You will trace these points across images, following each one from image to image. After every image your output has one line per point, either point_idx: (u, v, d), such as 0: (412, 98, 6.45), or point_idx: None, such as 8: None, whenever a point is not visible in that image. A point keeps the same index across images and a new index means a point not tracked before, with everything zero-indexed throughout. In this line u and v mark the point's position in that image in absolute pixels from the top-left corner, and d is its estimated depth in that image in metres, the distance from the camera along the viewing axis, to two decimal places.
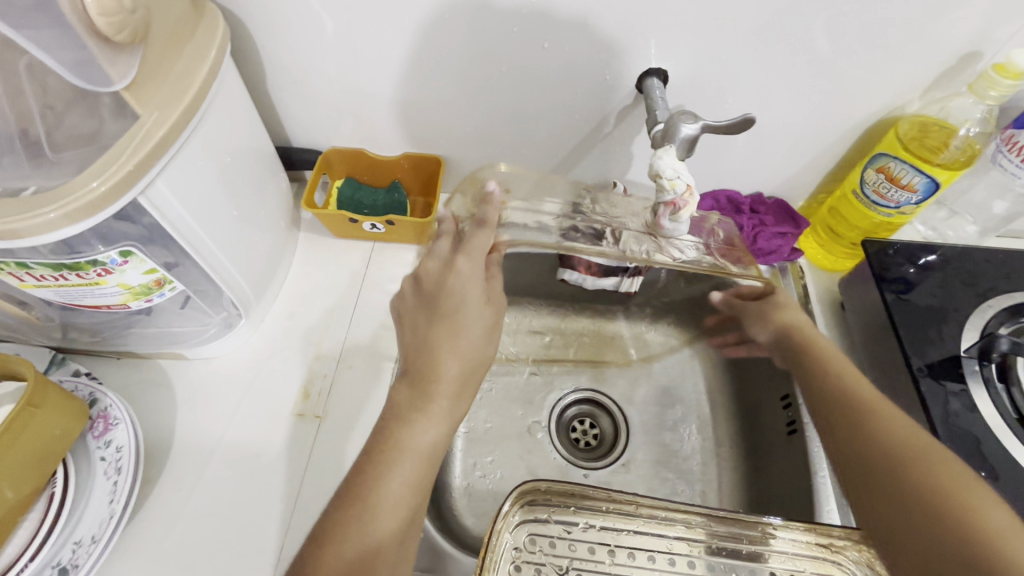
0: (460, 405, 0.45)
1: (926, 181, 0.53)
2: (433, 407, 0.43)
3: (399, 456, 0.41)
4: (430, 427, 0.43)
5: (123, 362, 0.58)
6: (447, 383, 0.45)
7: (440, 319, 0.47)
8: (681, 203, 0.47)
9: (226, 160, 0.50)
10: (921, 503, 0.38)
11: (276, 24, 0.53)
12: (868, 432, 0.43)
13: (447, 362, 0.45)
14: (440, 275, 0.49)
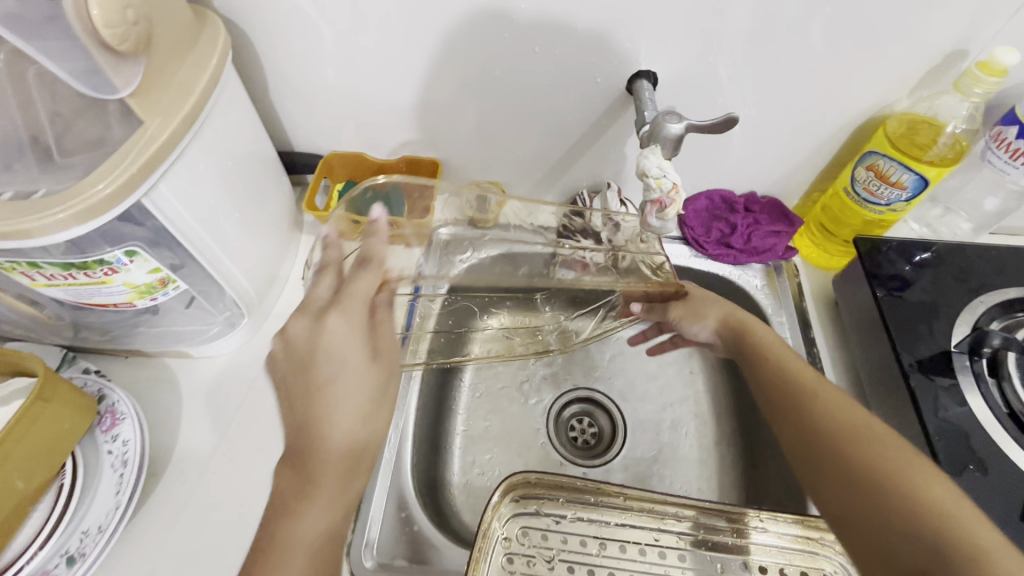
0: (348, 489, 0.39)
1: (915, 178, 0.54)
2: (316, 497, 0.38)
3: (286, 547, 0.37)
4: (314, 520, 0.38)
5: (130, 361, 0.60)
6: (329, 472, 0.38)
7: (310, 400, 0.39)
8: (666, 201, 0.50)
9: (227, 164, 0.52)
10: (868, 488, 0.39)
11: (277, 33, 0.55)
12: (810, 419, 0.44)
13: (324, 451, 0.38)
14: (308, 337, 0.40)
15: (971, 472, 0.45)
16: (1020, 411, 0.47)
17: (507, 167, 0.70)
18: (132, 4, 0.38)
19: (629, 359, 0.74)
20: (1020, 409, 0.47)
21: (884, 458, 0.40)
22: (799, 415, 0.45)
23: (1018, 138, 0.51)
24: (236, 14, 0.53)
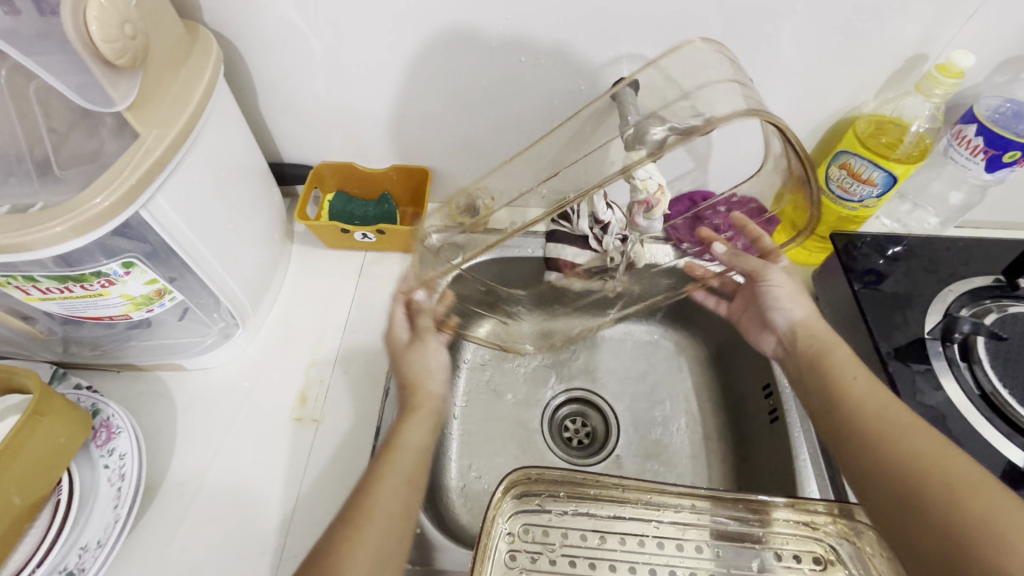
0: (398, 513, 0.46)
1: (885, 175, 0.56)
2: (365, 531, 0.43)
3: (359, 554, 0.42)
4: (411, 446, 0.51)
5: (123, 375, 0.59)
6: (385, 501, 0.46)
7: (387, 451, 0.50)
8: (653, 201, 0.53)
9: (220, 175, 0.52)
10: (950, 543, 0.36)
11: (269, 46, 0.56)
12: (891, 465, 0.41)
13: (381, 488, 0.46)
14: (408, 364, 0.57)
15: None
16: (991, 393, 0.50)
17: None
18: (130, 20, 0.38)
19: (619, 359, 0.76)
20: (991, 391, 0.50)
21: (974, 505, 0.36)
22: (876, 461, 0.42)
23: (976, 136, 0.54)
24: (228, 28, 0.54)
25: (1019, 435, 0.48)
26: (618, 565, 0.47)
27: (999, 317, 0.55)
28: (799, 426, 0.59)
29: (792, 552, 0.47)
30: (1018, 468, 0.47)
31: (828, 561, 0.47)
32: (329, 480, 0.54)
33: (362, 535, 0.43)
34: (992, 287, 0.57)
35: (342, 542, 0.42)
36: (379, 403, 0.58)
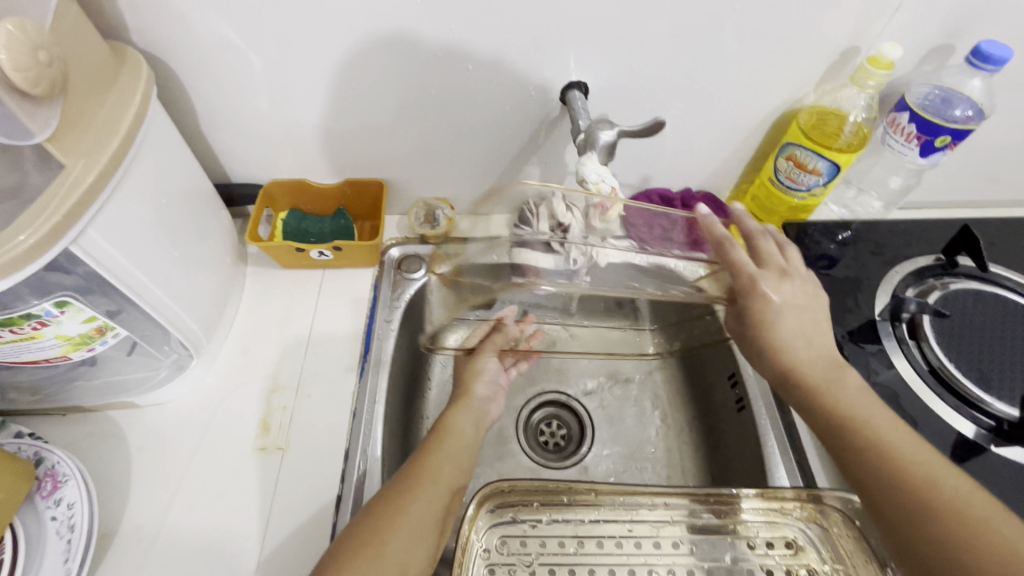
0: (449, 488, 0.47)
1: (829, 165, 0.58)
2: (418, 491, 0.45)
3: (410, 511, 0.43)
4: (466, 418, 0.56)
5: (69, 418, 0.56)
6: (440, 470, 0.47)
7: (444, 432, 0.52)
8: (607, 204, 0.57)
9: (160, 202, 0.50)
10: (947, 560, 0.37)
11: (205, 64, 0.54)
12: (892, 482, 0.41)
13: (438, 459, 0.49)
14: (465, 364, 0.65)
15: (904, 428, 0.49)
16: (938, 368, 0.52)
17: (453, 182, 0.70)
18: (43, 45, 0.36)
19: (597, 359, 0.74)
20: (938, 365, 0.52)
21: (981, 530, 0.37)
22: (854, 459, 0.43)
23: (909, 123, 0.56)
24: (159, 47, 0.52)
25: (966, 406, 0.50)
26: (598, 569, 0.47)
27: (942, 294, 0.57)
28: (765, 414, 0.60)
29: (766, 539, 0.48)
30: (968, 438, 0.48)
31: (800, 546, 0.48)
32: (298, 510, 0.52)
33: (416, 494, 0.44)
34: (933, 266, 0.60)
35: (398, 495, 0.44)
36: (346, 425, 0.57)
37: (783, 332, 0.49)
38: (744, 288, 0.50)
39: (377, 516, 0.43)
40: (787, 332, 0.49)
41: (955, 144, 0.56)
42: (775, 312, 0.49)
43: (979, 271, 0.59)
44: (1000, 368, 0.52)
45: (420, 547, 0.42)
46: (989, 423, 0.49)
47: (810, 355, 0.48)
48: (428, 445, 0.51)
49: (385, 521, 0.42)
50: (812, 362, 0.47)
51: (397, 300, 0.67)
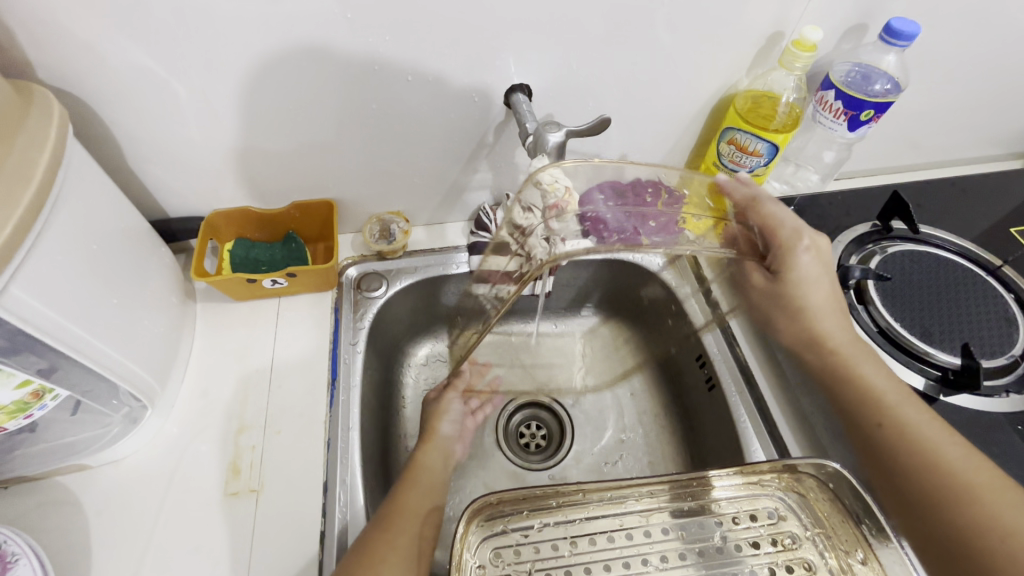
0: (424, 525, 0.48)
1: (768, 145, 0.60)
2: (390, 533, 0.46)
3: (391, 555, 0.44)
4: (435, 455, 0.58)
5: (13, 490, 0.51)
6: (412, 508, 0.49)
7: (412, 473, 0.54)
8: (564, 203, 0.51)
9: (91, 248, 0.46)
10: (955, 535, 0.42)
11: (126, 95, 0.51)
12: (905, 455, 0.46)
13: (408, 498, 0.50)
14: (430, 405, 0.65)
15: None
16: (885, 328, 0.55)
17: (405, 195, 0.69)
18: None
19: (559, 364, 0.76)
20: (886, 326, 0.55)
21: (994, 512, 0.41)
22: (885, 449, 0.47)
23: (836, 100, 0.59)
24: (72, 81, 0.49)
25: (914, 360, 0.53)
26: (593, 567, 0.47)
27: (882, 258, 0.61)
28: (734, 390, 0.62)
29: (746, 512, 0.50)
30: (920, 391, 0.51)
31: (781, 514, 0.50)
32: (280, 554, 0.49)
33: (391, 538, 0.45)
34: (871, 232, 0.63)
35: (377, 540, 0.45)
36: (320, 457, 0.55)
37: (812, 299, 0.54)
38: (788, 245, 0.54)
39: (356, 567, 0.43)
40: (813, 293, 0.54)
41: (878, 116, 0.59)
42: (802, 276, 0.54)
43: (911, 233, 0.63)
44: (939, 322, 0.55)
45: None
46: (936, 374, 0.52)
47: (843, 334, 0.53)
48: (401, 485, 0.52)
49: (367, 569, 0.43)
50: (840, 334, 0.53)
51: (359, 322, 0.65)
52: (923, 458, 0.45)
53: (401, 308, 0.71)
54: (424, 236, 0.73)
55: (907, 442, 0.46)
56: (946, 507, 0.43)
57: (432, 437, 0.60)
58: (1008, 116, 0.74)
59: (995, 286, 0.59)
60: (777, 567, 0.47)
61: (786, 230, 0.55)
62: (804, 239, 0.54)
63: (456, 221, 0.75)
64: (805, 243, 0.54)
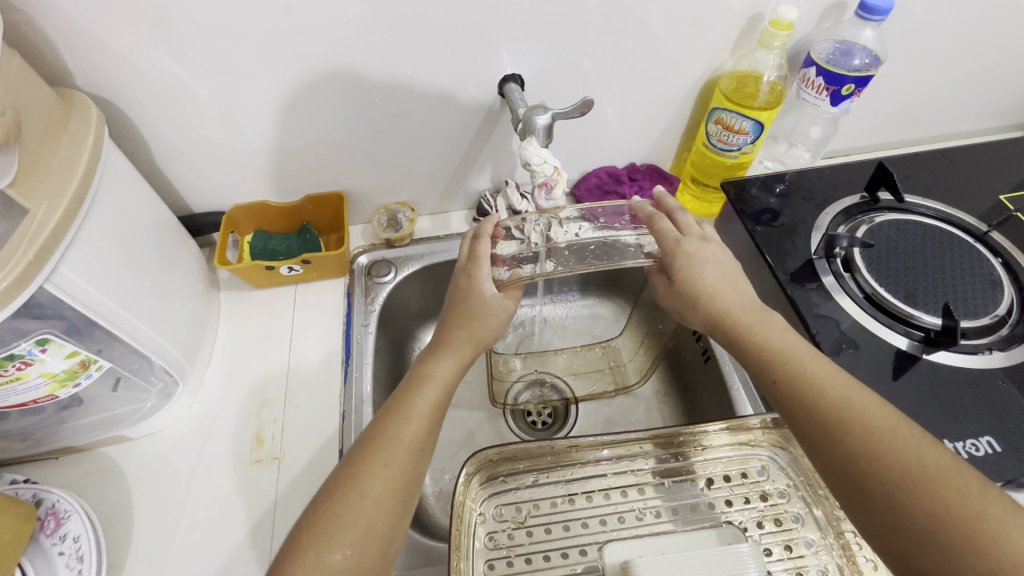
0: (418, 457, 0.45)
1: (754, 123, 0.63)
2: (373, 466, 0.43)
3: (365, 495, 0.41)
4: (445, 367, 0.50)
5: (63, 460, 0.57)
6: (405, 439, 0.44)
7: (414, 389, 0.48)
8: (552, 182, 0.57)
9: (126, 236, 0.51)
10: (854, 472, 0.39)
11: (153, 99, 0.56)
12: (797, 395, 0.43)
13: (403, 425, 0.45)
14: (468, 291, 0.53)
15: (847, 350, 0.54)
16: (872, 294, 0.57)
17: (410, 186, 0.73)
18: None
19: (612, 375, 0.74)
20: (872, 292, 0.57)
21: (897, 448, 0.38)
22: (781, 395, 0.44)
23: (817, 77, 0.61)
24: (104, 88, 0.54)
25: (899, 323, 0.55)
26: (590, 521, 0.49)
27: (869, 227, 0.63)
28: (727, 359, 0.64)
29: (738, 471, 0.52)
30: (903, 351, 0.54)
31: (770, 471, 0.52)
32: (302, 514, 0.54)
33: (369, 475, 0.42)
34: (859, 204, 0.65)
35: (357, 471, 0.43)
36: (336, 427, 0.59)
37: (705, 278, 0.50)
38: (670, 248, 0.51)
39: (340, 490, 0.42)
40: (710, 275, 0.50)
41: (859, 90, 0.61)
42: (688, 260, 0.51)
43: (897, 203, 0.65)
44: (923, 286, 0.57)
45: (379, 519, 0.41)
46: (920, 334, 0.54)
47: (736, 297, 0.49)
48: (395, 406, 0.47)
49: (338, 509, 0.41)
50: (726, 291, 0.50)
51: (371, 305, 0.70)
52: (818, 406, 0.41)
53: (409, 294, 0.75)
54: (430, 225, 0.77)
55: (800, 378, 0.43)
56: (838, 439, 0.40)
57: (456, 342, 0.52)
58: (1002, 86, 0.75)
59: (981, 251, 0.61)
60: (766, 520, 0.49)
61: (673, 237, 0.52)
62: (686, 241, 0.52)
63: (459, 209, 0.78)
64: (686, 242, 0.52)
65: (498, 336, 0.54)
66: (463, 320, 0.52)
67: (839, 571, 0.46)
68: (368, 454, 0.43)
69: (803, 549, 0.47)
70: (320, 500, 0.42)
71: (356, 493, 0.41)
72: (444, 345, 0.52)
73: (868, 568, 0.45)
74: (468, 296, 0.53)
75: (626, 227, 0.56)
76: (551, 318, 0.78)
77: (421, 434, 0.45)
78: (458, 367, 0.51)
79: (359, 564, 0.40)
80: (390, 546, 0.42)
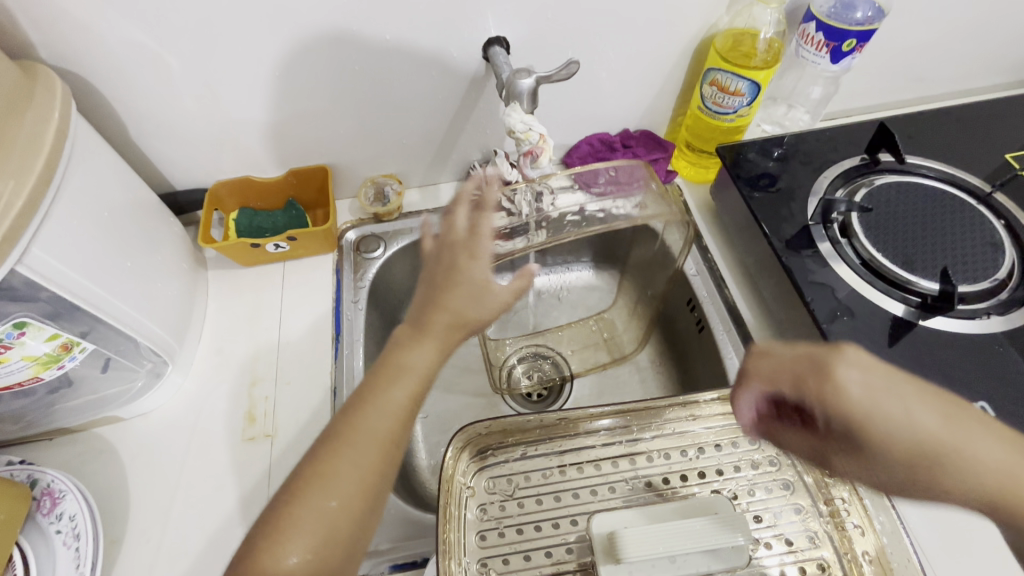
0: (392, 449, 0.40)
1: (750, 84, 0.60)
2: (337, 460, 0.38)
3: (327, 492, 0.38)
4: (425, 354, 0.42)
5: (57, 442, 0.57)
6: (375, 431, 0.40)
7: (382, 379, 0.41)
8: (537, 150, 0.55)
9: (102, 215, 0.50)
10: None
11: (123, 72, 0.54)
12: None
13: (373, 416, 0.40)
14: (450, 261, 0.45)
15: (842, 318, 0.53)
16: (869, 260, 0.55)
17: (396, 158, 0.71)
18: None
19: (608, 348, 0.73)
20: (869, 258, 0.56)
21: None
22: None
23: (817, 32, 0.58)
24: (70, 59, 0.52)
25: (896, 289, 0.54)
26: (581, 492, 0.50)
27: (868, 191, 0.61)
28: (721, 329, 0.63)
29: (728, 440, 0.52)
30: (899, 318, 0.52)
31: (760, 440, 0.51)
32: None
33: (333, 470, 0.38)
34: (859, 166, 0.63)
35: (319, 465, 0.38)
36: (327, 402, 0.59)
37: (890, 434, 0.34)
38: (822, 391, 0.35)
39: (301, 483, 0.38)
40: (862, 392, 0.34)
41: (861, 46, 0.58)
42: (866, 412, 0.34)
43: (898, 164, 0.63)
44: (921, 251, 0.56)
45: (342, 519, 0.37)
46: (917, 300, 0.53)
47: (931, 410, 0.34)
48: (361, 396, 0.41)
49: (294, 511, 0.37)
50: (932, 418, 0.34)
51: (360, 281, 0.69)
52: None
53: (399, 268, 0.74)
54: (419, 197, 0.76)
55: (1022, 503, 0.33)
56: None
57: (433, 325, 0.43)
58: (1011, 39, 0.72)
59: (983, 212, 0.59)
60: (756, 488, 0.49)
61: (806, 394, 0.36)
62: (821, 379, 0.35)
63: (449, 181, 0.77)
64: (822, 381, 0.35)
65: (488, 319, 0.44)
66: (446, 296, 0.43)
67: (828, 537, 0.46)
68: (327, 451, 0.39)
69: (793, 515, 0.47)
70: (273, 503, 0.38)
71: (313, 496, 0.37)
72: (421, 328, 0.43)
73: (857, 534, 0.45)
74: (458, 256, 0.45)
75: (617, 194, 0.61)
76: (546, 291, 0.77)
77: (390, 432, 0.40)
78: (435, 355, 0.43)
79: (317, 566, 0.36)
80: (354, 545, 0.39)
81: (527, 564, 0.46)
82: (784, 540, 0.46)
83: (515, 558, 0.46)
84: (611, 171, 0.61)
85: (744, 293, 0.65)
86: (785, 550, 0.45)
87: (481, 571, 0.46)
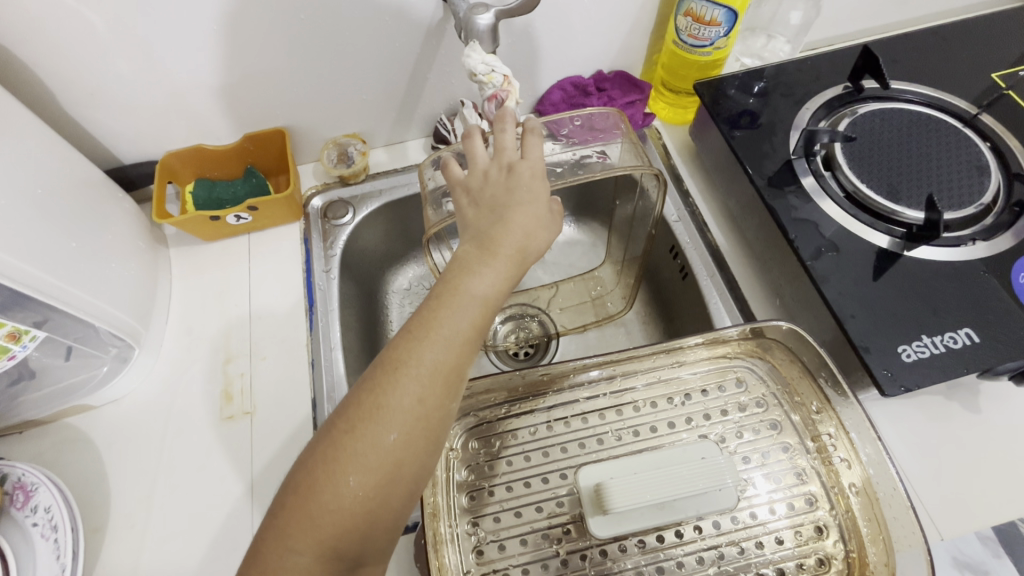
0: (453, 378, 0.38)
1: (725, 12, 0.56)
2: (396, 387, 0.36)
3: (384, 419, 0.36)
4: (486, 280, 0.39)
5: (27, 434, 0.55)
6: (436, 359, 0.37)
7: (444, 303, 0.38)
8: (502, 94, 0.51)
9: (37, 193, 0.47)
10: None
11: (40, 34, 0.49)
12: None
13: (432, 343, 0.37)
14: (508, 183, 0.43)
15: (826, 253, 0.51)
16: (853, 192, 0.54)
17: (357, 116, 0.67)
18: None
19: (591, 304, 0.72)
20: (853, 189, 0.54)
21: None
22: None
23: None
24: None
25: (880, 221, 0.53)
26: (569, 446, 0.49)
27: (852, 120, 0.58)
28: (705, 274, 0.62)
29: (716, 384, 0.51)
30: (884, 250, 0.51)
31: (746, 381, 0.51)
32: (279, 464, 0.53)
33: (392, 397, 0.36)
34: (842, 95, 0.61)
35: (378, 390, 0.36)
36: (306, 375, 0.58)
37: None
38: None
39: (360, 408, 0.36)
40: None
41: None
42: None
43: (883, 90, 0.60)
44: (907, 179, 0.54)
45: (402, 448, 0.36)
46: (902, 231, 0.52)
47: None
48: (423, 318, 0.38)
49: (351, 439, 0.36)
50: None
51: (330, 249, 0.66)
52: None
53: (371, 233, 0.71)
54: (386, 157, 0.72)
55: None
56: None
57: (499, 251, 0.40)
58: None
59: (969, 136, 0.57)
60: (744, 429, 0.48)
61: None
62: None
63: (416, 138, 0.73)
64: None
65: (542, 249, 0.42)
66: (504, 219, 0.41)
67: (815, 472, 0.46)
68: (384, 376, 0.37)
69: (781, 453, 0.47)
70: (334, 422, 0.37)
71: (376, 421, 0.36)
72: (486, 252, 0.40)
73: (843, 468, 0.46)
74: (509, 186, 0.43)
75: (587, 142, 0.57)
76: None
77: (454, 361, 0.38)
78: (500, 284, 0.40)
79: (374, 493, 0.35)
80: (413, 477, 0.37)
81: (518, 520, 0.45)
82: (772, 479, 0.46)
83: (505, 516, 0.46)
84: (576, 121, 0.57)
85: (727, 236, 0.63)
86: (772, 488, 0.45)
87: (471, 531, 0.45)
